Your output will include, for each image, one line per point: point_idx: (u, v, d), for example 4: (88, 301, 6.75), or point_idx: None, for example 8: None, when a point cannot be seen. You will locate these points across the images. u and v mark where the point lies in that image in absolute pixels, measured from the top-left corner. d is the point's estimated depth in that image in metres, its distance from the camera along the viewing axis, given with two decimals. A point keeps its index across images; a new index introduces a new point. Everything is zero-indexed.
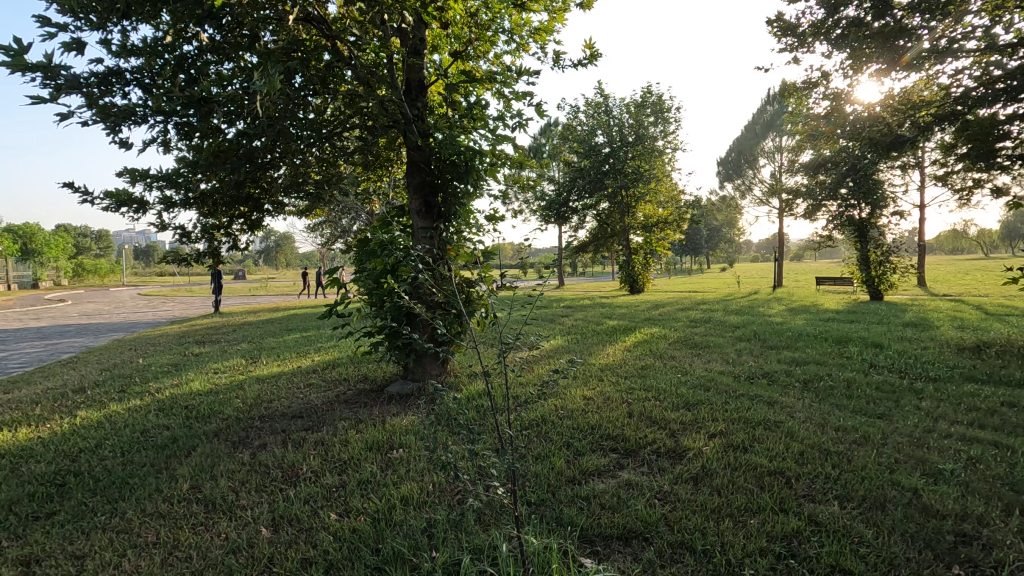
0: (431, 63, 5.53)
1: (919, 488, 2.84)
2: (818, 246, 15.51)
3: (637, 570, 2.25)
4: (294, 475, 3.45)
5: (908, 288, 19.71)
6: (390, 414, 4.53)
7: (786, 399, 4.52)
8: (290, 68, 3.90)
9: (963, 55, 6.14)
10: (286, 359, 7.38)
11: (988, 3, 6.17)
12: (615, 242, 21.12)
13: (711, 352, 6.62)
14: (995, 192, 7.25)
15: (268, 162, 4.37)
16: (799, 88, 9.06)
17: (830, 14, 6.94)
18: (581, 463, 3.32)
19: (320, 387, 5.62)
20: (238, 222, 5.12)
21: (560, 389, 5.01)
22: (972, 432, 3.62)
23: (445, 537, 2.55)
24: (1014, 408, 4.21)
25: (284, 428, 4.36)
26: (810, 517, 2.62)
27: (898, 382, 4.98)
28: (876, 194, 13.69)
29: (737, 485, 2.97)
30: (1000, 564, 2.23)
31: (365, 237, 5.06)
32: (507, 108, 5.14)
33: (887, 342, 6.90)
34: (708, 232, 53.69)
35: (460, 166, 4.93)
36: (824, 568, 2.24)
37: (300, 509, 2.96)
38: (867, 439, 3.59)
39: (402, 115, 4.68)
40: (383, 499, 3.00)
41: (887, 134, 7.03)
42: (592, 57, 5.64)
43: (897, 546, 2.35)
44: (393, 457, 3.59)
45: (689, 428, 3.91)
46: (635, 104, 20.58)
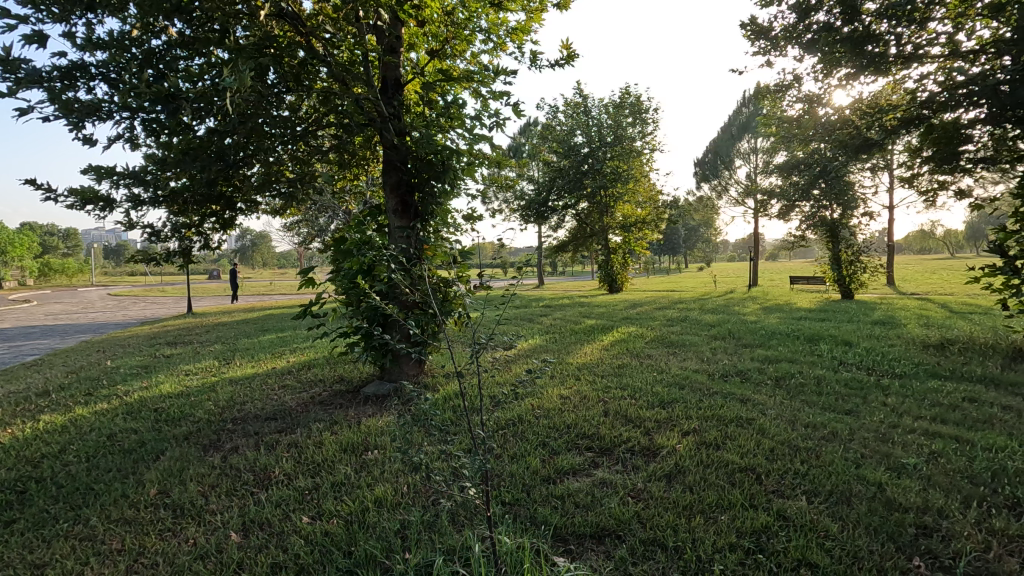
0: (408, 61, 5.48)
1: (883, 482, 2.92)
2: (792, 246, 15.79)
3: (610, 568, 2.27)
4: (266, 479, 3.40)
5: (877, 287, 20.15)
6: (366, 415, 4.49)
7: (757, 397, 4.61)
8: (262, 64, 3.85)
9: (928, 61, 6.33)
10: (260, 360, 7.25)
11: (951, 10, 6.36)
12: (594, 242, 21.23)
13: (687, 351, 6.71)
14: (958, 193, 7.50)
15: (241, 160, 4.29)
16: (772, 91, 9.22)
17: (801, 18, 7.03)
18: (556, 462, 3.33)
19: (294, 388, 5.53)
20: (210, 221, 5.03)
21: (537, 389, 5.01)
22: (934, 427, 3.74)
23: (418, 539, 2.53)
24: (975, 403, 4.35)
25: (257, 430, 4.29)
26: (779, 512, 2.67)
27: (866, 378, 5.11)
28: (847, 196, 14.01)
29: (708, 482, 3.02)
30: (957, 555, 2.30)
31: (340, 236, 5.00)
32: (484, 108, 5.15)
33: (857, 340, 7.07)
34: (686, 232, 54.32)
35: (437, 166, 4.91)
36: (790, 562, 2.29)
37: (272, 513, 2.91)
38: (835, 435, 3.68)
39: (378, 114, 4.65)
40: (356, 502, 2.98)
41: (857, 137, 7.20)
42: (569, 57, 5.67)
43: (862, 540, 2.41)
44: (368, 459, 3.56)
45: (663, 425, 3.96)
46: (613, 104, 20.76)
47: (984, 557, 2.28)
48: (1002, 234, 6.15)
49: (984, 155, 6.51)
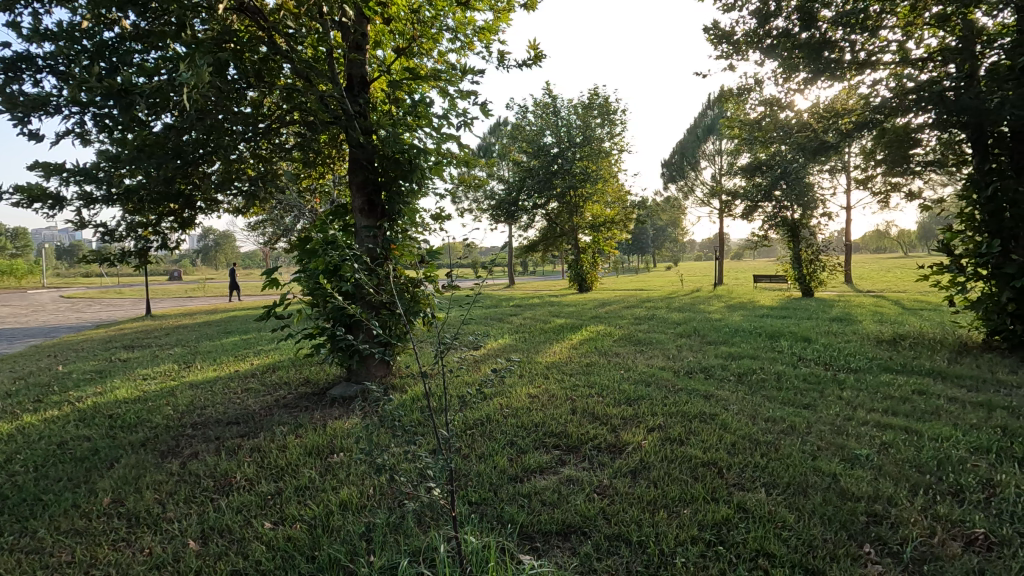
0: (374, 59, 5.42)
1: (837, 473, 3.03)
2: (755, 245, 16.20)
3: (575, 565, 2.29)
4: (227, 484, 3.32)
5: (835, 285, 20.80)
6: (332, 417, 4.42)
7: (720, 392, 4.72)
8: (221, 59, 3.75)
9: (881, 67, 6.58)
10: (222, 363, 7.06)
11: (901, 19, 6.61)
12: (564, 242, 21.34)
13: (653, 348, 6.82)
14: (909, 195, 7.84)
15: (201, 158, 4.18)
16: (735, 95, 9.44)
17: (761, 23, 7.19)
18: (524, 461, 3.34)
19: (258, 392, 5.40)
20: (168, 220, 4.87)
21: (505, 388, 5.01)
22: (885, 419, 3.89)
23: (384, 541, 2.51)
24: (923, 396, 4.55)
25: (218, 435, 4.17)
26: (739, 505, 2.74)
27: (823, 373, 5.30)
28: (807, 197, 14.51)
29: (672, 477, 3.08)
30: (905, 541, 2.40)
31: (305, 236, 4.91)
32: (451, 107, 5.13)
33: (815, 336, 7.31)
34: (655, 232, 55.22)
35: (404, 165, 4.87)
36: (749, 552, 2.35)
37: (232, 519, 2.85)
38: (794, 428, 3.79)
39: (344, 112, 4.59)
40: (320, 506, 2.93)
41: (814, 140, 7.39)
42: (537, 57, 5.70)
43: (816, 529, 2.49)
44: (333, 461, 3.50)
45: (629, 422, 4.01)
46: (582, 105, 21.05)
47: (929, 543, 2.38)
48: (948, 234, 6.46)
49: (933, 158, 6.87)
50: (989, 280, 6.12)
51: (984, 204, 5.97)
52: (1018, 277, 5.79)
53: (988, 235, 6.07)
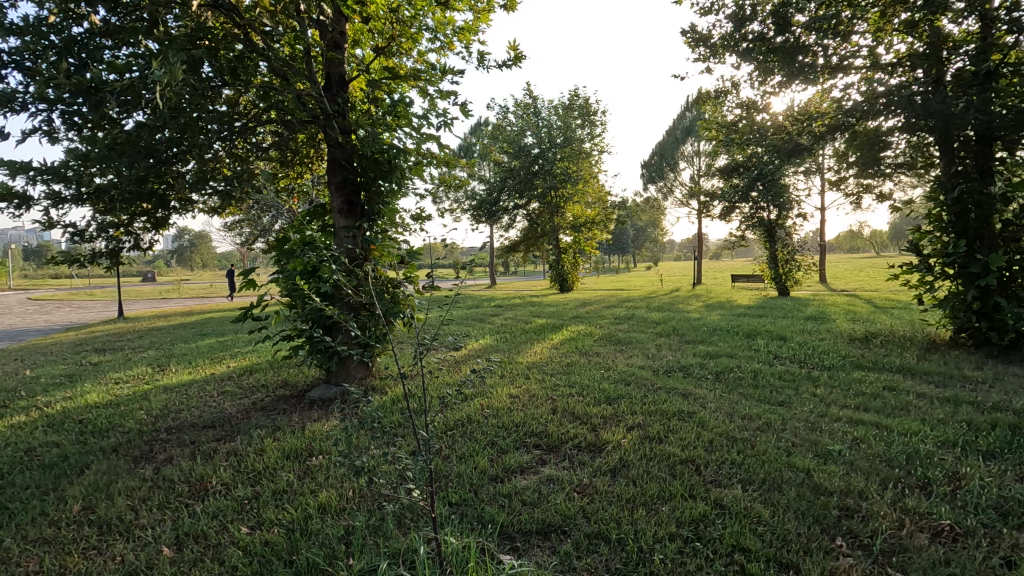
0: (353, 58, 5.38)
1: (811, 469, 3.09)
2: (733, 245, 16.46)
3: (554, 563, 2.31)
4: (202, 489, 3.26)
5: (811, 283, 21.20)
6: (311, 420, 4.37)
7: (698, 391, 4.78)
8: (195, 56, 3.69)
9: (852, 72, 6.74)
10: (198, 366, 6.93)
11: (872, 24, 6.77)
12: (545, 242, 21.38)
13: (633, 348, 6.89)
14: (880, 196, 8.04)
15: (174, 156, 4.10)
16: (712, 97, 9.57)
17: (737, 27, 7.30)
18: (504, 461, 3.34)
19: (234, 395, 5.32)
20: (141, 220, 4.76)
21: (485, 389, 5.01)
22: (857, 415, 3.99)
23: (363, 544, 2.50)
24: (894, 392, 4.67)
25: (193, 440, 4.09)
26: (716, 501, 2.79)
27: (797, 370, 5.42)
28: (783, 198, 14.79)
29: (651, 475, 3.11)
30: (875, 533, 2.47)
31: (283, 236, 4.85)
32: (431, 107, 5.12)
33: (791, 335, 7.45)
34: (635, 232, 55.70)
35: (383, 164, 4.83)
36: (725, 548, 2.39)
37: (208, 524, 2.80)
38: (769, 425, 3.86)
39: (322, 111, 4.54)
40: (298, 509, 2.89)
41: (789, 142, 7.54)
42: (517, 58, 5.72)
43: (790, 524, 2.54)
44: (312, 464, 3.47)
45: (609, 421, 4.05)
46: (562, 106, 21.20)
47: (898, 534, 2.45)
48: (917, 234, 6.64)
49: (902, 160, 7.06)
50: (955, 279, 6.31)
51: (951, 206, 6.15)
52: (982, 276, 5.99)
53: (955, 235, 6.26)
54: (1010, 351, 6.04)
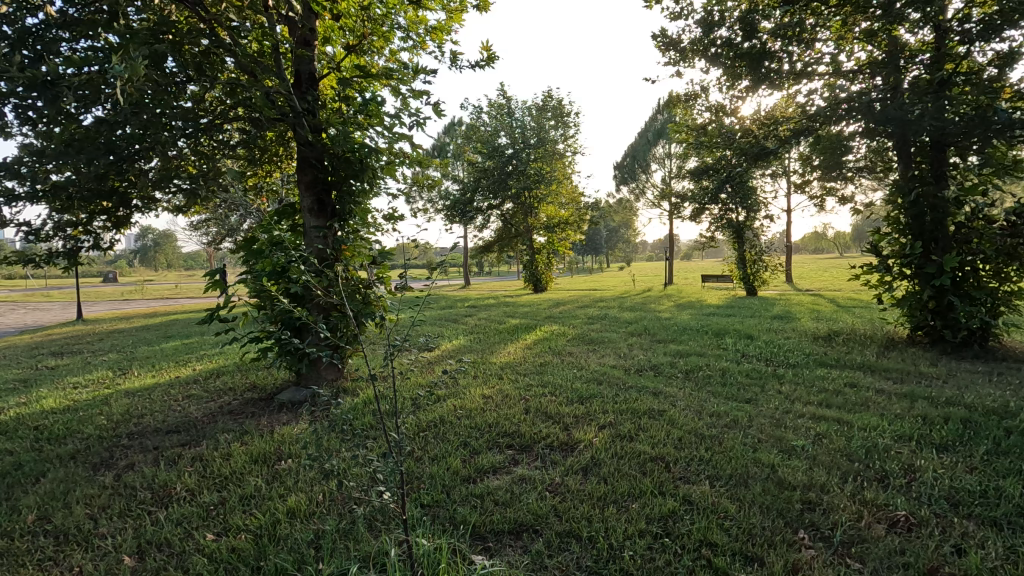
0: (323, 55, 5.31)
1: (776, 464, 3.18)
2: (703, 246, 16.79)
3: (526, 563, 2.32)
4: (166, 496, 3.17)
5: (778, 283, 21.70)
6: (279, 423, 4.29)
7: (668, 389, 4.87)
8: (158, 51, 3.58)
9: (816, 78, 6.94)
10: (162, 369, 6.73)
11: (834, 32, 7.00)
12: (519, 242, 21.40)
13: (605, 347, 6.96)
14: (843, 199, 8.30)
15: (137, 153, 3.98)
16: (682, 101, 9.73)
17: (706, 32, 7.44)
18: (476, 462, 3.34)
19: (200, 399, 5.18)
20: (101, 219, 4.61)
21: (458, 389, 5.01)
22: (820, 411, 4.12)
23: (334, 548, 2.47)
24: (855, 388, 4.84)
25: (156, 445, 3.98)
26: (685, 498, 2.84)
27: (764, 368, 5.56)
28: (751, 200, 15.15)
29: (621, 473, 3.15)
30: (835, 525, 2.55)
31: (251, 236, 4.75)
32: (404, 106, 5.08)
33: (758, 333, 7.64)
34: (607, 233, 56.25)
35: (355, 164, 4.78)
36: (693, 543, 2.44)
37: (172, 532, 2.73)
38: (736, 422, 3.95)
39: (291, 109, 4.46)
40: (266, 514, 2.84)
41: (755, 146, 7.73)
42: (490, 58, 5.72)
43: (756, 518, 2.61)
44: (281, 468, 3.41)
45: (581, 421, 4.08)
46: (536, 107, 21.34)
47: (857, 526, 2.54)
48: (877, 235, 6.88)
49: (863, 164, 7.32)
50: (912, 279, 6.57)
51: (907, 209, 6.39)
52: (937, 277, 6.25)
53: (912, 236, 6.51)
54: (962, 348, 6.32)
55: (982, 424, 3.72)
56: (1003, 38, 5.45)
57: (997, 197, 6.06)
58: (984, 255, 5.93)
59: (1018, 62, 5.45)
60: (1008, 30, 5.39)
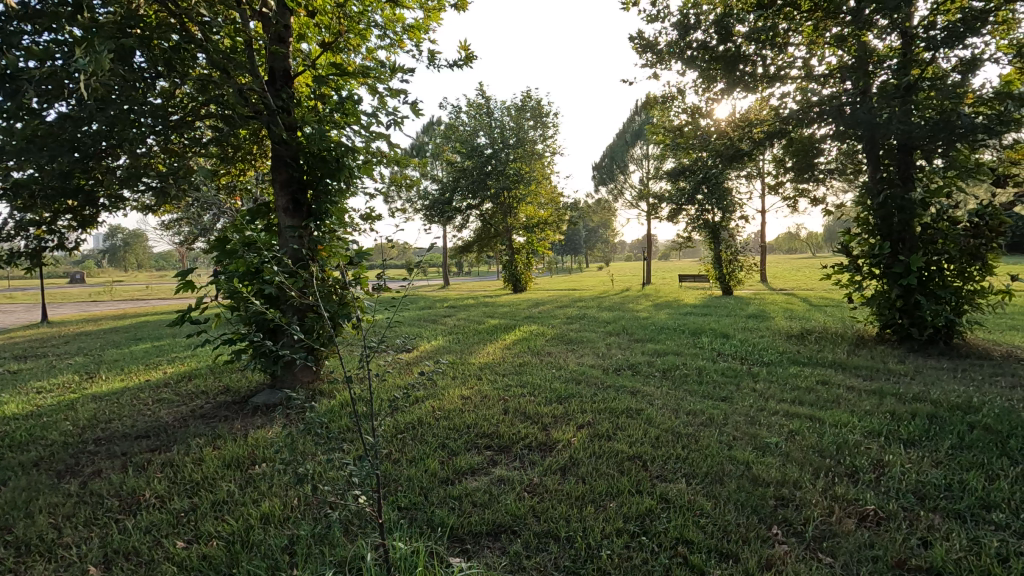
0: (298, 52, 5.22)
1: (750, 461, 3.23)
2: (680, 246, 17.00)
3: (504, 565, 2.31)
4: (134, 503, 3.08)
5: (753, 283, 22.06)
6: (253, 427, 4.22)
7: (646, 388, 4.92)
8: (126, 45, 3.48)
9: (789, 81, 7.08)
10: (131, 372, 6.55)
11: (806, 37, 7.14)
12: (498, 242, 21.39)
13: (584, 347, 7.00)
14: (814, 200, 8.48)
15: (104, 151, 3.86)
16: (659, 103, 9.81)
17: (682, 35, 7.52)
18: (455, 463, 3.33)
19: (171, 403, 5.05)
20: (66, 218, 4.46)
21: (436, 390, 4.99)
22: (793, 408, 4.20)
23: (308, 554, 2.43)
24: (826, 385, 4.96)
25: (124, 451, 3.87)
26: (661, 496, 2.87)
27: (739, 367, 5.65)
28: (726, 201, 15.40)
29: (599, 472, 3.17)
30: (807, 521, 2.60)
31: (224, 236, 4.65)
32: (381, 105, 5.03)
33: (733, 332, 7.77)
34: (586, 233, 56.62)
35: (331, 163, 4.72)
36: (670, 541, 2.46)
37: (140, 540, 2.65)
38: (712, 420, 4.00)
39: (265, 107, 4.38)
40: (239, 520, 2.78)
41: (730, 148, 7.86)
42: (468, 58, 5.71)
43: (730, 515, 2.64)
44: (254, 473, 3.34)
45: (560, 420, 4.09)
46: (515, 107, 21.38)
47: (828, 521, 2.59)
48: (847, 236, 7.04)
49: (834, 166, 7.49)
50: (880, 279, 6.75)
51: (876, 210, 6.55)
52: (904, 276, 6.43)
53: (880, 237, 6.68)
54: (928, 346, 6.52)
55: (947, 420, 3.84)
56: (966, 45, 5.62)
57: (960, 199, 6.25)
58: (949, 255, 6.13)
59: (980, 68, 5.62)
60: (971, 37, 5.57)
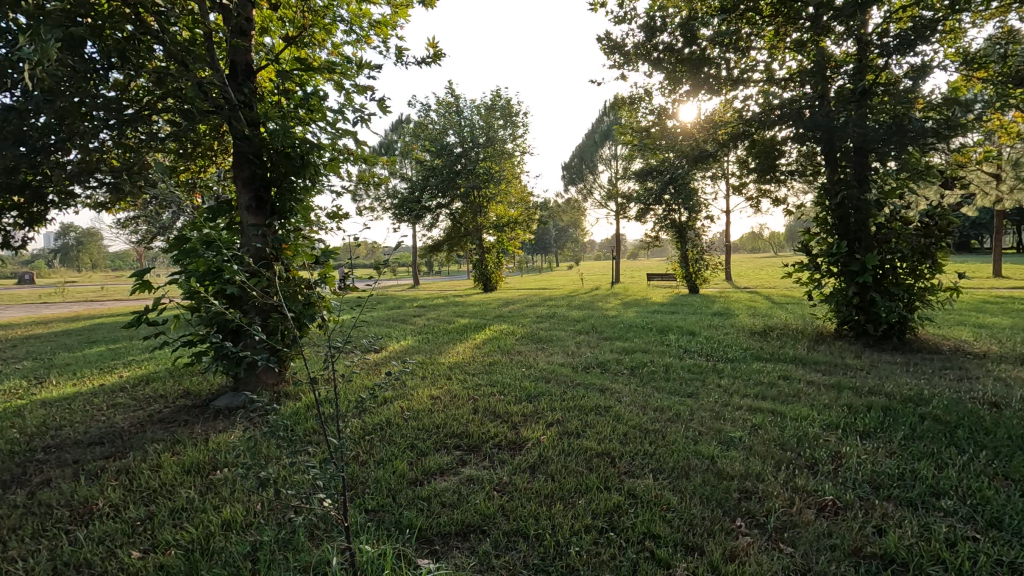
0: (261, 46, 5.08)
1: (715, 455, 3.29)
2: (648, 246, 17.26)
3: (473, 565, 2.29)
4: (86, 513, 2.95)
5: (718, 282, 22.59)
6: (214, 431, 4.09)
7: (614, 385, 4.97)
8: (76, 34, 3.33)
9: (751, 85, 7.26)
10: (84, 377, 6.28)
11: (767, 41, 7.34)
12: (468, 242, 21.31)
13: (554, 345, 7.04)
14: (776, 200, 8.71)
15: (52, 145, 3.68)
16: (627, 104, 9.93)
17: (649, 37, 7.65)
18: (424, 464, 3.29)
19: (127, 407, 4.87)
20: (11, 215, 4.24)
21: (405, 390, 4.94)
22: (756, 403, 4.30)
23: (272, 559, 2.37)
24: (788, 380, 5.10)
25: (76, 459, 3.70)
26: (629, 491, 2.90)
27: (704, 363, 5.77)
28: (692, 201, 15.71)
29: (568, 469, 3.18)
30: (769, 512, 2.67)
31: (182, 235, 4.49)
32: (348, 101, 4.94)
33: (699, 330, 7.93)
34: (556, 232, 57.00)
35: (295, 160, 4.61)
36: (637, 535, 2.49)
37: (92, 551, 2.54)
38: (678, 416, 4.07)
39: (227, 101, 4.26)
40: (199, 527, 2.70)
41: (695, 148, 8.01)
42: (436, 55, 5.66)
43: (696, 508, 2.69)
44: (215, 478, 3.24)
45: (529, 419, 4.10)
46: (485, 106, 21.36)
47: (789, 512, 2.67)
48: (807, 235, 7.26)
49: (794, 168, 7.73)
50: (838, 277, 6.97)
51: (835, 210, 6.78)
52: (860, 274, 6.66)
53: (838, 236, 6.91)
54: (883, 341, 6.78)
55: (900, 412, 3.99)
56: (916, 53, 5.86)
57: (912, 200, 6.52)
58: (902, 253, 6.39)
59: (930, 75, 5.87)
60: (921, 44, 5.80)
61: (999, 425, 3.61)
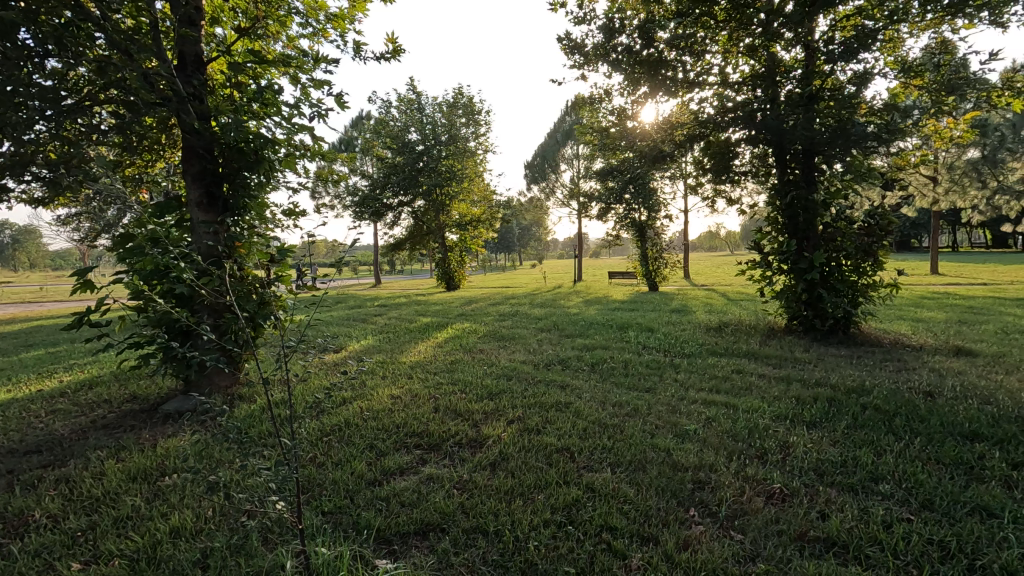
0: (211, 37, 4.91)
1: (671, 448, 3.37)
2: (609, 244, 17.52)
3: (432, 563, 2.29)
4: (22, 525, 2.79)
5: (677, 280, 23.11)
6: (163, 436, 3.94)
7: (574, 382, 5.03)
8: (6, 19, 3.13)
9: (706, 87, 7.46)
10: (18, 382, 5.91)
11: (721, 45, 7.55)
12: (430, 240, 21.12)
13: (515, 343, 7.06)
14: (730, 200, 8.96)
15: None
16: (587, 104, 10.03)
17: (608, 38, 7.74)
18: (383, 464, 3.26)
19: (68, 413, 4.62)
20: None
21: (364, 390, 4.87)
22: (711, 397, 4.43)
23: (223, 565, 2.30)
24: (741, 374, 5.27)
25: (11, 468, 3.49)
26: (587, 485, 2.94)
27: (662, 359, 5.90)
28: (652, 201, 16.04)
29: (528, 465, 3.21)
30: (721, 501, 2.75)
31: (128, 232, 4.30)
32: (304, 96, 4.83)
33: (657, 326, 8.10)
34: (519, 231, 57.21)
35: (249, 155, 4.48)
36: (595, 528, 2.53)
37: (27, 565, 2.40)
38: (636, 410, 4.15)
39: (175, 93, 4.09)
40: (146, 536, 2.59)
41: (653, 149, 8.17)
42: (395, 51, 5.59)
43: (651, 500, 2.75)
44: (164, 485, 3.12)
45: (490, 417, 4.10)
46: (447, 104, 21.22)
47: (739, 500, 2.76)
48: (759, 234, 7.52)
49: (747, 169, 7.98)
50: (788, 274, 7.25)
51: (785, 210, 7.04)
52: (808, 271, 6.94)
53: (788, 235, 7.19)
54: (830, 335, 7.09)
55: (844, 402, 4.19)
56: (859, 60, 6.15)
57: (856, 201, 6.83)
58: (847, 251, 6.70)
59: (871, 82, 6.17)
60: (864, 52, 6.09)
61: (932, 412, 3.84)
